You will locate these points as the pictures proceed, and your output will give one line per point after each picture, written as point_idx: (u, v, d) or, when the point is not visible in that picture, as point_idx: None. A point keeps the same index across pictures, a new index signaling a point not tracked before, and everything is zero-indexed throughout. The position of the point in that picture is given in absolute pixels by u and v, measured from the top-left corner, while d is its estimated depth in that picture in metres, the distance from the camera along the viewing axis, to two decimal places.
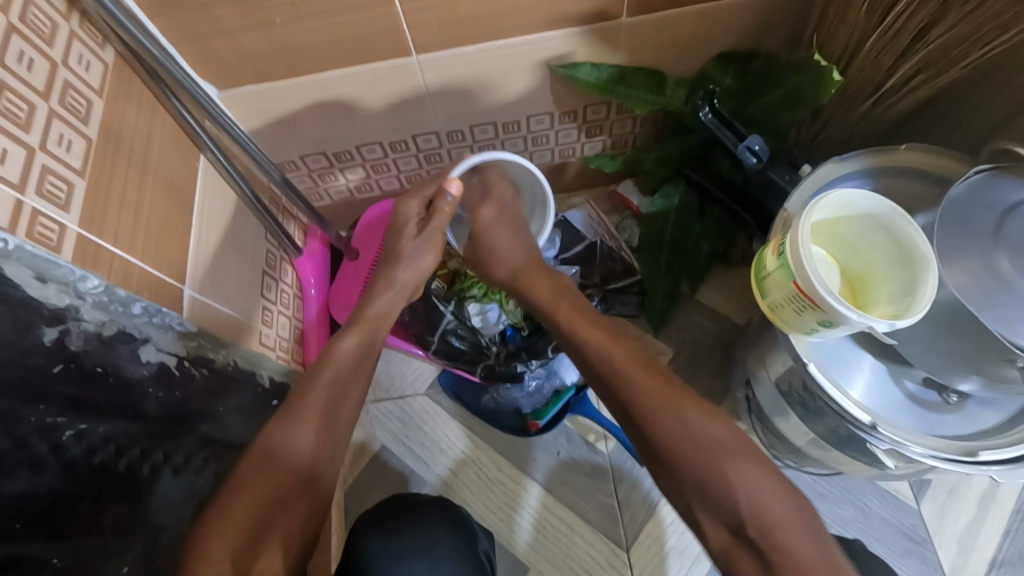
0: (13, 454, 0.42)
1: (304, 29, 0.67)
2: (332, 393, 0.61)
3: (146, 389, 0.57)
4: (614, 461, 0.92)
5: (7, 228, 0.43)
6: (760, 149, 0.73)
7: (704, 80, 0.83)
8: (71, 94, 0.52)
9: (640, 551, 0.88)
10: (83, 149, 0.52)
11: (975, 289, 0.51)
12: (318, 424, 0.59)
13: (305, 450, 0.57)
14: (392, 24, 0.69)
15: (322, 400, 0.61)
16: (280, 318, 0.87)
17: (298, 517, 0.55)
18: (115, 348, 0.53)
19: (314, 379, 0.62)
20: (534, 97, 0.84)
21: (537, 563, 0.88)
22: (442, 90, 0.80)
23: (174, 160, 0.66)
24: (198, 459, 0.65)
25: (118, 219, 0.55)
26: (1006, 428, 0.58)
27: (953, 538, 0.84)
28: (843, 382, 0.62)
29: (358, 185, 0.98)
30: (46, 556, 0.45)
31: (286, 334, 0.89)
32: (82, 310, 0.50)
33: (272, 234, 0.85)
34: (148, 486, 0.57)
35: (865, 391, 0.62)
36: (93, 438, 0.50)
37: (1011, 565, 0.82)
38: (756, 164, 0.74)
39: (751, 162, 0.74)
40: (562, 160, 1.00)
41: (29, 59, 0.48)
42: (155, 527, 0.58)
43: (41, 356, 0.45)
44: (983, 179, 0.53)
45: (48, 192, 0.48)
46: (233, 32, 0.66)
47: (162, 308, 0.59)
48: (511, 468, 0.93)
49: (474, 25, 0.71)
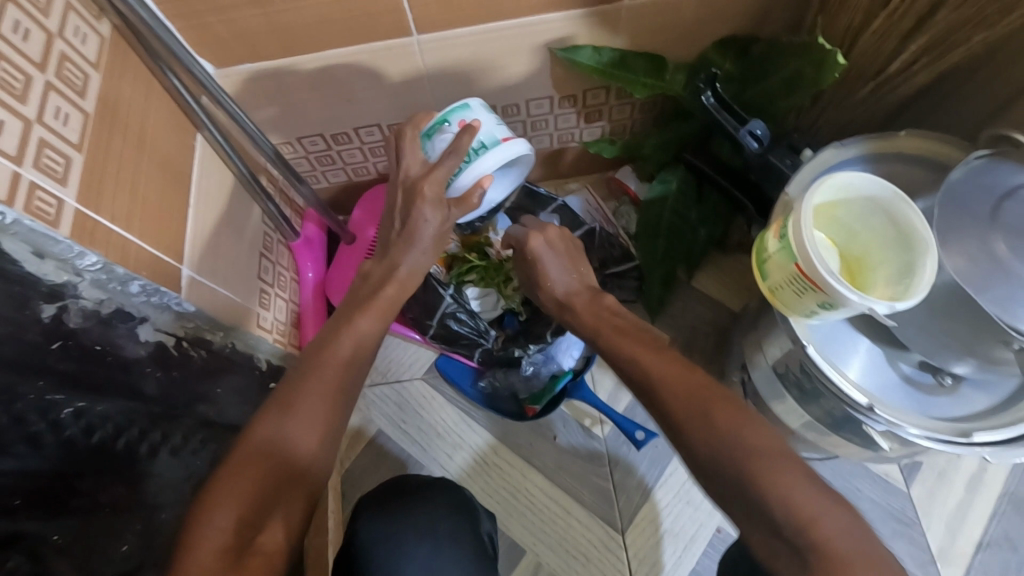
0: (12, 429, 0.42)
1: (304, 7, 0.66)
2: (343, 376, 0.55)
3: (144, 368, 0.57)
4: (610, 445, 0.93)
5: (6, 201, 0.43)
6: (762, 133, 0.74)
7: (705, 65, 0.83)
8: (68, 67, 0.51)
9: (635, 534, 0.89)
10: (80, 124, 0.51)
11: (972, 272, 0.52)
12: (322, 412, 0.53)
13: (305, 440, 0.51)
14: (392, 3, 0.68)
15: (330, 383, 0.54)
16: (277, 301, 0.87)
17: (293, 511, 0.50)
18: (113, 326, 0.53)
19: (325, 358, 0.55)
20: (534, 81, 0.84)
21: (533, 545, 0.89)
22: (441, 72, 0.80)
23: (171, 137, 0.65)
24: (195, 439, 0.65)
25: (115, 195, 0.55)
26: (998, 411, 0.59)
27: (941, 520, 0.86)
28: (840, 365, 0.62)
29: (355, 168, 0.97)
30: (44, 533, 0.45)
31: (284, 317, 0.89)
32: (80, 287, 0.49)
33: (270, 216, 0.84)
34: (146, 465, 0.57)
35: (862, 373, 0.63)
36: (91, 416, 0.50)
37: (997, 547, 0.84)
38: (757, 149, 0.76)
39: (751, 146, 0.76)
40: (561, 146, 1.00)
41: (25, 29, 0.47)
42: (154, 506, 0.58)
43: (40, 332, 0.45)
44: (981, 164, 0.54)
45: (46, 166, 0.47)
46: (231, 8, 0.65)
47: (161, 287, 0.59)
48: (508, 452, 0.93)
49: (475, 5, 0.70)
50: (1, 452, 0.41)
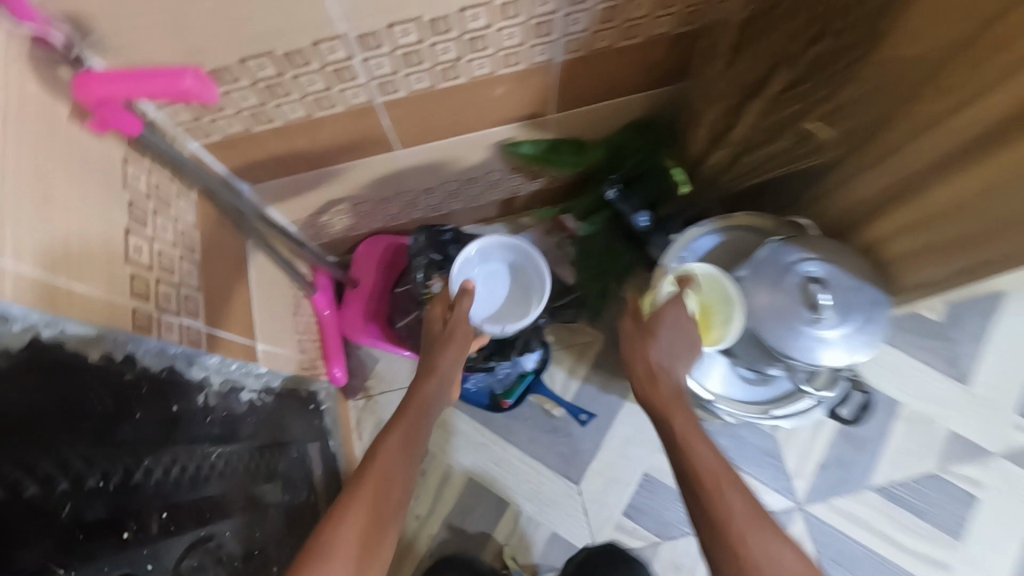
0: (208, 476, 0.71)
1: (320, 145, 0.90)
2: (375, 492, 0.66)
3: (248, 418, 0.84)
4: (565, 421, 1.26)
5: (178, 342, 0.70)
6: (646, 222, 1.07)
7: (617, 141, 1.06)
8: (185, 236, 0.76)
9: (586, 482, 1.23)
10: (196, 271, 0.77)
11: (762, 313, 0.84)
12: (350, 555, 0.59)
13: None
14: (384, 135, 0.92)
15: (367, 503, 0.64)
16: (308, 342, 1.15)
17: None
18: (230, 397, 0.80)
19: (358, 484, 0.66)
20: (490, 162, 1.09)
21: (514, 498, 1.23)
22: (418, 165, 1.04)
23: (232, 252, 0.90)
24: (288, 455, 0.95)
25: (215, 310, 0.81)
26: (786, 394, 0.99)
27: (796, 451, 1.24)
28: (700, 374, 0.99)
29: (350, 227, 1.20)
30: (241, 528, 0.76)
31: (313, 354, 1.17)
32: (211, 377, 0.76)
33: (295, 280, 1.09)
34: (267, 480, 0.86)
35: (714, 378, 0.99)
36: (235, 458, 0.78)
37: (833, 465, 1.23)
38: (645, 228, 1.08)
39: (642, 227, 1.08)
40: (511, 199, 1.27)
41: (163, 226, 0.72)
42: (282, 502, 0.89)
43: (202, 414, 0.72)
44: (776, 245, 0.87)
45: (189, 310, 0.74)
46: (267, 153, 0.89)
47: (248, 362, 0.86)
48: (491, 433, 1.26)
49: (445, 129, 0.95)
50: (207, 490, 0.70)
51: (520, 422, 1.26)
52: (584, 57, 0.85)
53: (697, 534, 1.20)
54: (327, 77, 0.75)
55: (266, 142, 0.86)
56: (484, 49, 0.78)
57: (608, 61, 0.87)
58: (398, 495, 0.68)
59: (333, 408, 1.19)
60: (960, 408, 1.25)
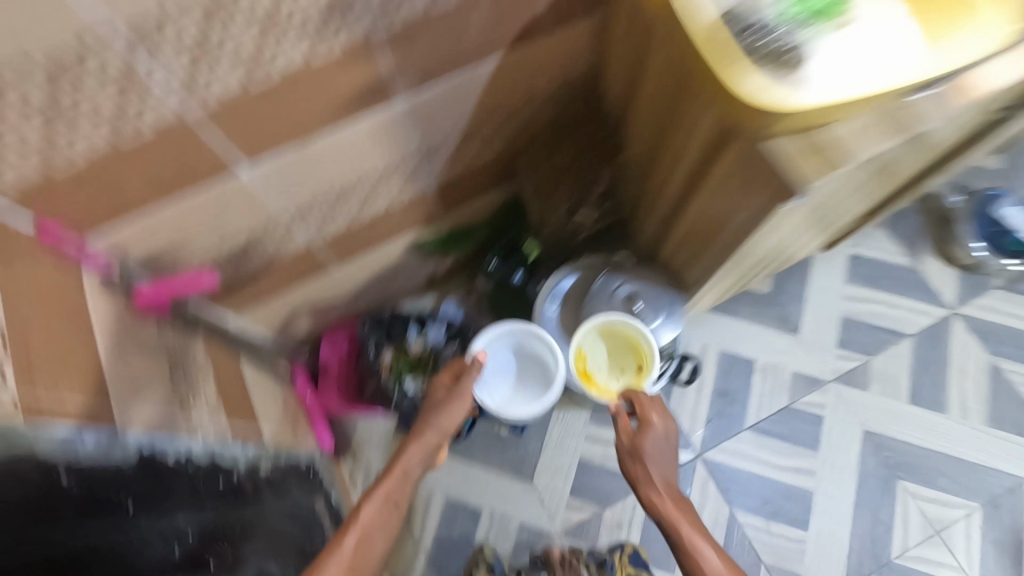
0: (258, 521, 1.04)
1: (277, 279, 1.27)
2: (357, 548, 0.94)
3: (272, 483, 1.17)
4: (512, 435, 1.61)
5: (214, 438, 1.04)
6: (521, 278, 1.47)
7: (491, 224, 1.46)
8: (200, 368, 1.11)
9: (538, 478, 1.58)
10: (212, 390, 1.12)
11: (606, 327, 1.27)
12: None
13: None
14: (322, 262, 1.30)
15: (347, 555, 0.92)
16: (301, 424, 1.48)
17: None
18: (256, 470, 1.13)
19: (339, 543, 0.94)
20: (405, 258, 1.48)
21: (487, 505, 1.56)
22: (351, 273, 1.42)
23: (230, 371, 1.24)
24: (307, 507, 1.27)
25: (230, 414, 1.15)
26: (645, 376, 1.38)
27: (687, 415, 1.62)
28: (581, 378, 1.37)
29: (310, 327, 1.56)
30: (293, 551, 1.08)
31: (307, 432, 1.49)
32: (239, 458, 1.10)
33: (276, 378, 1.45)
34: (301, 522, 1.19)
35: None
36: (273, 509, 1.11)
37: (716, 419, 1.62)
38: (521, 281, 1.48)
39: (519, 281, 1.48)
40: (432, 277, 1.65)
41: (186, 365, 1.07)
42: (313, 538, 1.21)
43: (241, 483, 1.06)
44: (605, 276, 1.31)
45: (214, 416, 1.08)
46: (242, 295, 1.25)
47: (259, 445, 1.20)
48: (457, 459, 1.60)
49: (364, 247, 1.33)
50: (261, 528, 1.03)
51: (478, 443, 1.61)
52: (444, 183, 1.26)
53: (629, 496, 1.56)
54: (275, 240, 1.14)
55: (241, 288, 1.22)
56: (376, 198, 1.17)
57: (461, 181, 1.28)
58: (374, 551, 0.97)
59: (329, 466, 1.50)
60: (795, 352, 1.66)
